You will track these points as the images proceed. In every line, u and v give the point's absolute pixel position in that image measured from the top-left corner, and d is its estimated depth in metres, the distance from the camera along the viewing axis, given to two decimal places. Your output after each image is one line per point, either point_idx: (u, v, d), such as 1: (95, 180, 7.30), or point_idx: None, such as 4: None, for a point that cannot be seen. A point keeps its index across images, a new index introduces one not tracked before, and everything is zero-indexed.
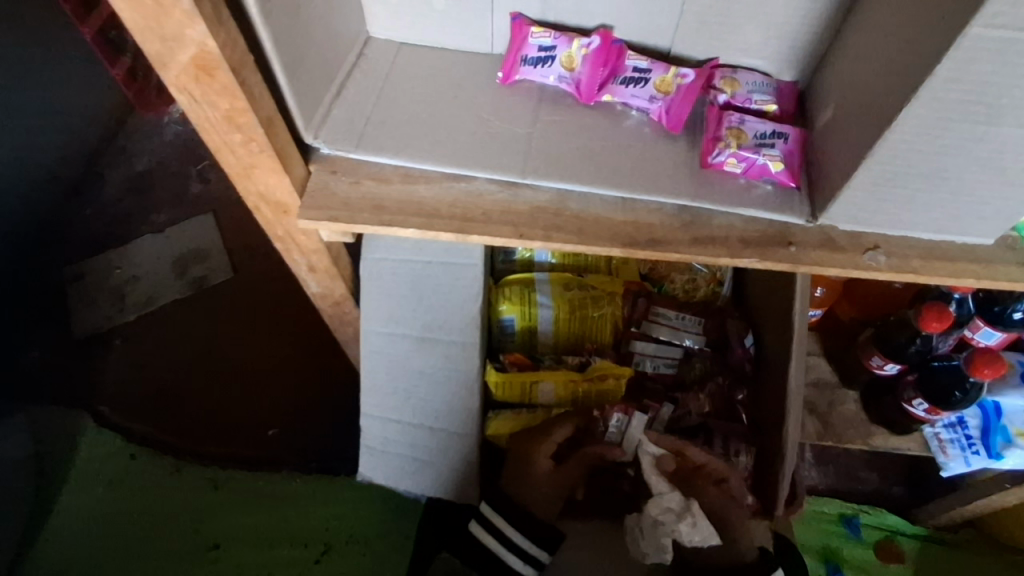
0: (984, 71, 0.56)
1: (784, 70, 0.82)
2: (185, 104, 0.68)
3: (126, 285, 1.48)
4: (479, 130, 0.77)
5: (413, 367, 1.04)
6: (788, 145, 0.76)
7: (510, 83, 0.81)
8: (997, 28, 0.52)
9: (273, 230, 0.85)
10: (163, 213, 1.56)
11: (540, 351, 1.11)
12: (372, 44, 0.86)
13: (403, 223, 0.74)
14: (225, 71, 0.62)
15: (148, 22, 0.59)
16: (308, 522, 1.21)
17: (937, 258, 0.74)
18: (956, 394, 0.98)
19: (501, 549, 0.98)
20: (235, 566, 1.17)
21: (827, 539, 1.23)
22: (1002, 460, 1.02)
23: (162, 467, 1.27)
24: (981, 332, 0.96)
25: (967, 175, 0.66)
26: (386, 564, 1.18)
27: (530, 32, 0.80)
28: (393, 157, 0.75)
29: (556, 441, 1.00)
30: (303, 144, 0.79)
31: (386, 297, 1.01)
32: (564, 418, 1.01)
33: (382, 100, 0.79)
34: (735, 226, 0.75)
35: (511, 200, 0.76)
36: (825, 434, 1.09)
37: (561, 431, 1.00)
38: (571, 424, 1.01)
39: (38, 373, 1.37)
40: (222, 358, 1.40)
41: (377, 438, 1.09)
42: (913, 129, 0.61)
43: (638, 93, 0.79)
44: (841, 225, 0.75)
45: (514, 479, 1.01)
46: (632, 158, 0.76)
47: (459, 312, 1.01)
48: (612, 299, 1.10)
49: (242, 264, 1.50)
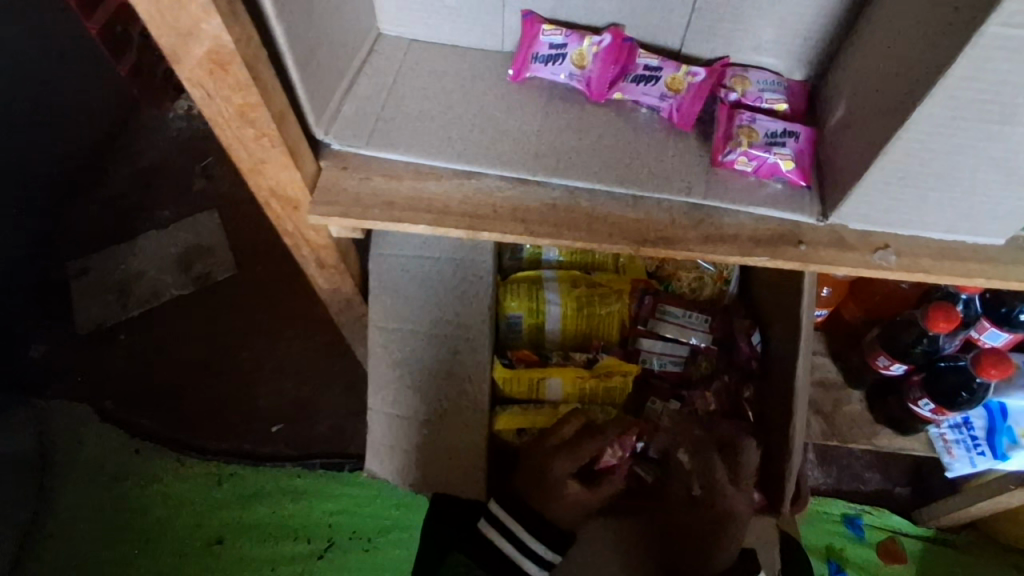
0: (1000, 70, 0.56)
1: (795, 70, 0.82)
2: (199, 100, 0.68)
3: (127, 281, 1.47)
4: (490, 126, 0.78)
5: (421, 364, 1.04)
6: (799, 144, 0.76)
7: (521, 80, 0.82)
8: (1013, 28, 0.52)
9: (283, 226, 0.86)
10: (167, 208, 1.55)
11: (546, 348, 1.11)
12: (382, 41, 0.86)
13: (414, 219, 0.74)
14: (239, 66, 0.62)
15: (163, 17, 0.59)
16: (313, 516, 1.23)
17: (946, 257, 0.74)
18: (962, 395, 0.98)
19: (518, 553, 0.95)
20: (237, 560, 1.19)
21: (831, 540, 1.23)
22: (1008, 460, 1.01)
23: (163, 463, 1.27)
24: (987, 333, 0.97)
25: (979, 175, 0.66)
26: (389, 559, 1.19)
27: (541, 30, 0.80)
28: (405, 154, 0.75)
29: (583, 460, 0.98)
30: (314, 140, 0.80)
31: (396, 293, 1.02)
32: (594, 438, 0.99)
33: (392, 97, 0.79)
34: (746, 224, 0.75)
35: (522, 198, 0.76)
36: (829, 434, 1.09)
37: (590, 447, 0.98)
38: (597, 442, 0.98)
39: (39, 369, 1.38)
40: (226, 355, 1.41)
41: (383, 436, 1.06)
42: (925, 129, 0.62)
43: (649, 91, 0.79)
44: (852, 225, 0.75)
45: (544, 499, 0.97)
46: (643, 157, 0.77)
47: (469, 307, 1.03)
48: (620, 296, 1.10)
49: (245, 261, 1.49)
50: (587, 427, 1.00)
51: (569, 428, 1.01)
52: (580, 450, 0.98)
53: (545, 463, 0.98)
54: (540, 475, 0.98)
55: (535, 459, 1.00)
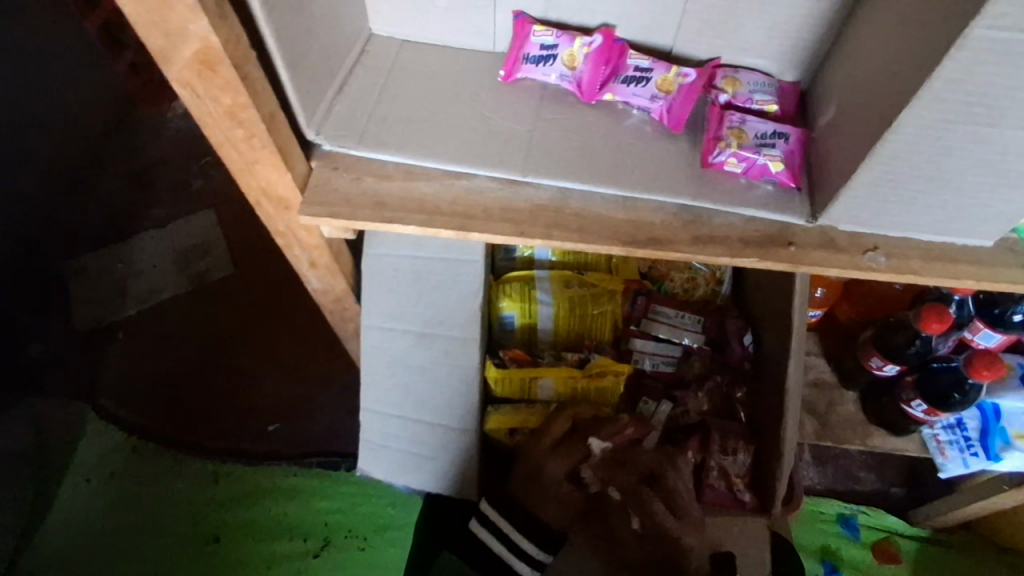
0: (986, 72, 0.56)
1: (786, 71, 0.82)
2: (188, 100, 0.68)
3: (125, 279, 1.47)
4: (481, 127, 0.78)
5: (413, 364, 1.05)
6: (789, 146, 0.76)
7: (512, 81, 0.82)
8: (999, 30, 0.52)
9: (274, 224, 0.85)
10: (164, 208, 1.55)
11: (540, 348, 1.11)
12: (373, 41, 0.86)
13: (404, 220, 0.74)
14: (228, 67, 0.63)
15: (151, 17, 0.59)
16: (308, 516, 1.23)
17: (936, 258, 0.74)
18: (955, 396, 0.98)
19: (508, 553, 0.99)
20: (235, 558, 1.19)
21: (827, 540, 1.23)
22: (1001, 461, 1.01)
23: (161, 460, 1.28)
24: (981, 334, 0.97)
25: (969, 176, 0.66)
26: (384, 558, 1.19)
27: (532, 31, 0.80)
28: (396, 154, 0.76)
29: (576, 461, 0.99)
30: (304, 141, 0.80)
31: (387, 293, 1.01)
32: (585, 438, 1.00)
33: (384, 97, 0.80)
34: (735, 225, 0.75)
35: (512, 198, 0.76)
36: (823, 435, 1.09)
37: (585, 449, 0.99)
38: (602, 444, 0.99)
39: (36, 366, 1.38)
40: (222, 353, 1.41)
41: (377, 433, 1.09)
42: (914, 130, 0.62)
43: (639, 92, 0.79)
44: (842, 225, 0.75)
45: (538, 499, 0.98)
46: (633, 156, 0.77)
47: (460, 309, 1.01)
48: (612, 297, 1.10)
49: (242, 260, 1.50)
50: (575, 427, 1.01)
51: (561, 423, 1.01)
52: (573, 451, 0.99)
53: (542, 463, 0.99)
54: (536, 475, 0.99)
55: (533, 459, 1.00)
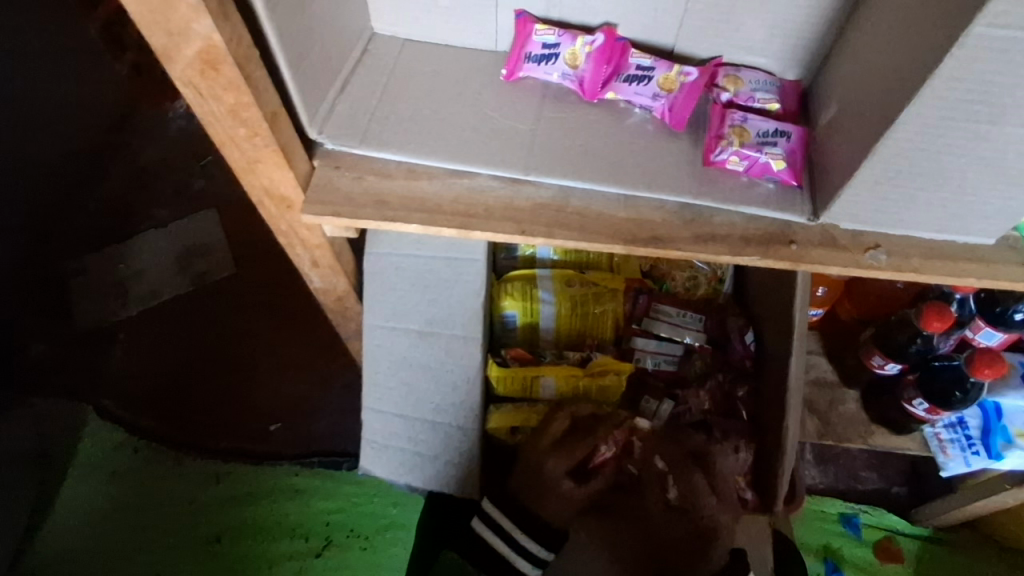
0: (986, 70, 0.56)
1: (787, 70, 0.82)
2: (190, 99, 0.68)
3: (126, 279, 1.47)
4: (483, 126, 0.78)
5: (415, 363, 1.05)
6: (791, 144, 0.76)
7: (514, 80, 0.82)
8: (999, 28, 0.53)
9: (277, 224, 0.86)
10: (165, 207, 1.55)
11: (541, 347, 1.11)
12: (376, 41, 0.86)
13: (406, 219, 0.75)
14: (231, 66, 0.63)
15: (154, 17, 0.59)
16: (310, 515, 1.23)
17: (937, 257, 0.74)
18: (956, 395, 0.98)
19: (510, 552, 0.98)
20: (237, 558, 1.19)
21: (828, 539, 1.23)
22: (1002, 460, 1.00)
23: (163, 459, 1.28)
24: (981, 333, 0.97)
25: (969, 174, 0.66)
26: (386, 558, 1.19)
27: (534, 30, 0.81)
28: (398, 153, 0.76)
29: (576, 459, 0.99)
30: (307, 140, 0.80)
31: (389, 291, 1.02)
32: (584, 437, 1.00)
33: (386, 97, 0.80)
34: (736, 224, 0.75)
35: (514, 197, 0.76)
36: (825, 433, 1.09)
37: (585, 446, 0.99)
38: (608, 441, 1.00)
39: (37, 366, 1.38)
40: (224, 352, 1.41)
41: (379, 432, 1.09)
42: (914, 129, 0.62)
43: (641, 90, 0.79)
44: (843, 224, 0.75)
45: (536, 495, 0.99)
46: (634, 155, 0.77)
47: (462, 308, 1.02)
48: (614, 296, 1.10)
49: (243, 260, 1.50)
50: (576, 425, 1.02)
51: (560, 423, 1.01)
52: (574, 449, 0.99)
53: (542, 461, 0.99)
54: (536, 475, 0.99)
55: (533, 457, 1.00)
